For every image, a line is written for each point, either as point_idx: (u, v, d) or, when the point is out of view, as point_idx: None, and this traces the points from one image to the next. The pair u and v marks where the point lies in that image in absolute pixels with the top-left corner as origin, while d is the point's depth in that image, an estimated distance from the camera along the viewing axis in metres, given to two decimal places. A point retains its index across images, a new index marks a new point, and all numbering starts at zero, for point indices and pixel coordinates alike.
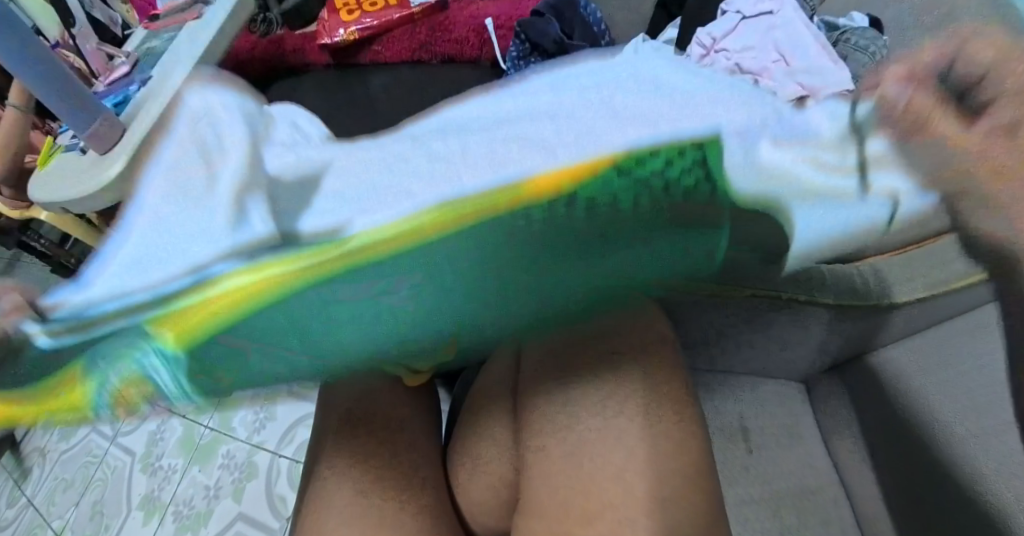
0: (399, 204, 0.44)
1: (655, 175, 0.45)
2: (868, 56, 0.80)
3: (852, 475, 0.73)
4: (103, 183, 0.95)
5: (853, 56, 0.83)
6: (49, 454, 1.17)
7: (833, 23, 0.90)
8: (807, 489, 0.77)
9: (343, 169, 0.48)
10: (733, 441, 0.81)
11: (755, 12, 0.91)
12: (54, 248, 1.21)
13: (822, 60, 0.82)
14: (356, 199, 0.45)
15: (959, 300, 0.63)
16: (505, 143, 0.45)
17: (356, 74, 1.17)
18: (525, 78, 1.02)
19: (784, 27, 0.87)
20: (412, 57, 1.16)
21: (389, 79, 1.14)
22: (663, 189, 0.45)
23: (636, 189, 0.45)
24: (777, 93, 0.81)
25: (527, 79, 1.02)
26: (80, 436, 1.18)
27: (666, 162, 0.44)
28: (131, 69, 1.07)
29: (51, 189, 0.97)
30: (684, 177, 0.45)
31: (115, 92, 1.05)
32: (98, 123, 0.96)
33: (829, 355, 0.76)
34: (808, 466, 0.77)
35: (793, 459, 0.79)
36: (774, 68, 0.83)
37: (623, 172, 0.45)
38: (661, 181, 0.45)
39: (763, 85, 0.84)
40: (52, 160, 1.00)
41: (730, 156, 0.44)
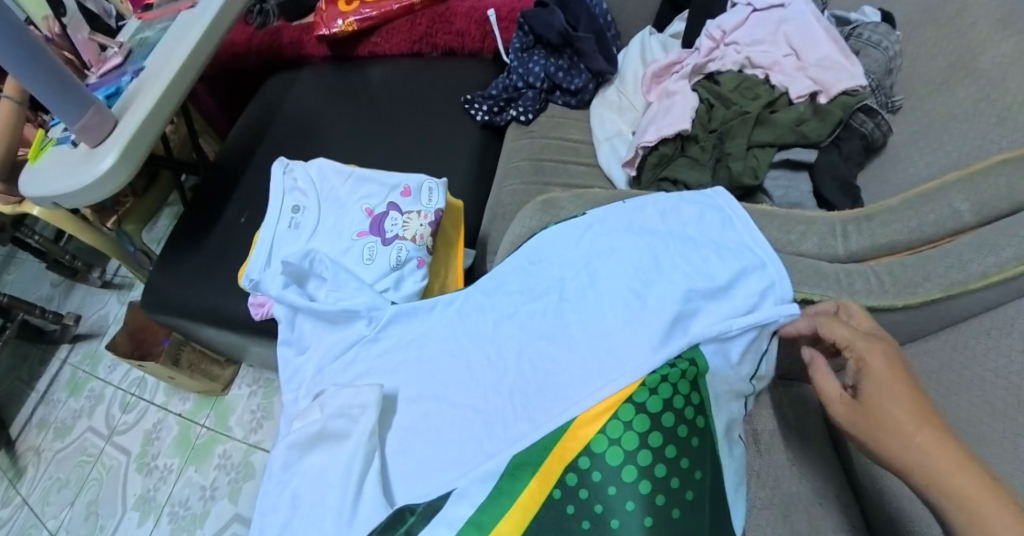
0: (477, 487, 0.62)
1: (659, 421, 0.62)
2: (881, 54, 0.81)
3: None
4: (91, 179, 0.92)
5: (866, 51, 0.82)
6: (38, 457, 1.12)
7: (843, 18, 0.89)
8: None
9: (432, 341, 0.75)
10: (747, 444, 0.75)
11: (764, 3, 0.88)
12: (41, 244, 1.16)
13: (834, 52, 0.80)
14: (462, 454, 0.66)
15: (976, 298, 0.65)
16: (531, 369, 0.70)
17: (355, 67, 1.14)
18: (531, 71, 1.01)
19: (796, 21, 0.84)
20: (411, 48, 1.12)
21: (388, 72, 1.12)
22: (670, 434, 0.62)
23: (641, 459, 0.61)
24: (786, 88, 0.83)
25: (532, 72, 1.01)
26: (70, 438, 1.12)
27: (662, 404, 0.62)
28: (123, 61, 1.04)
29: (39, 185, 0.93)
30: (683, 411, 0.63)
31: (107, 83, 1.01)
32: (88, 117, 0.92)
33: None
34: None
35: None
36: (785, 62, 0.84)
37: (629, 451, 0.61)
38: (670, 443, 0.61)
39: (771, 79, 0.84)
40: (43, 154, 0.96)
41: (715, 400, 0.64)
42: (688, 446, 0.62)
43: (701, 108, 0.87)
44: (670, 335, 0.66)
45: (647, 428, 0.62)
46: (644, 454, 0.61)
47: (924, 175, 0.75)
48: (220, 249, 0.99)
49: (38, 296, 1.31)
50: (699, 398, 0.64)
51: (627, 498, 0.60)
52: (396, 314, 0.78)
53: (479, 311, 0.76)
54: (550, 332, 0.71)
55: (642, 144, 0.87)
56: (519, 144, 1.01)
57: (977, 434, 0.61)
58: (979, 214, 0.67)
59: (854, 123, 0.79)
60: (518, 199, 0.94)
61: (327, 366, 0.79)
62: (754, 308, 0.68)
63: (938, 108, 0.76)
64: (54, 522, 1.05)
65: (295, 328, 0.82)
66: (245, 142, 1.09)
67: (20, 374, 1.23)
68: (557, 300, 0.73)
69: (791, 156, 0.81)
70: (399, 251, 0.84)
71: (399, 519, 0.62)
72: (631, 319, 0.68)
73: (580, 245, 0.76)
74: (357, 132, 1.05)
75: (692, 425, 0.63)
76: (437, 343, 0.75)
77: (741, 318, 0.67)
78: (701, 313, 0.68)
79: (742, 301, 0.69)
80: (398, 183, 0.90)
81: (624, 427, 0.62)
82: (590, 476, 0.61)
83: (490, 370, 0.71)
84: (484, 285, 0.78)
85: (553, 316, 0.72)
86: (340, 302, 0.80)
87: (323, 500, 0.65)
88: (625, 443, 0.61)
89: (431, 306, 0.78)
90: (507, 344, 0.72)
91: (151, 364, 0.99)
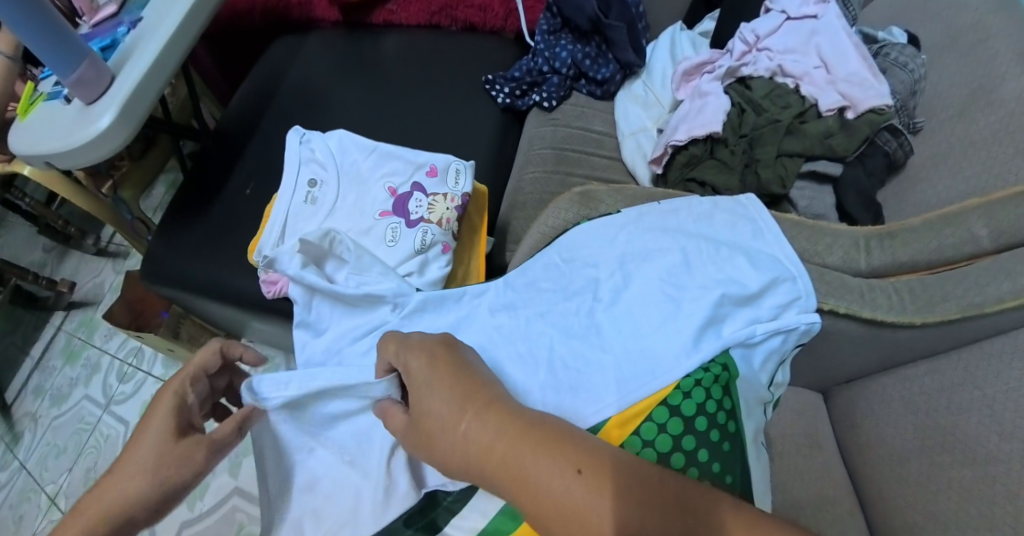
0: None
1: (693, 425, 0.61)
2: (907, 75, 0.83)
3: (867, 484, 0.79)
4: (87, 139, 0.86)
5: (891, 71, 0.84)
6: (35, 423, 1.08)
7: (871, 35, 0.91)
8: (825, 499, 0.80)
9: (466, 325, 0.71)
10: None
11: (799, 12, 0.90)
12: (32, 208, 1.09)
13: (863, 69, 0.83)
14: None
15: (988, 322, 0.69)
16: (562, 366, 0.65)
17: (368, 35, 1.09)
18: (558, 56, 1.01)
19: (828, 33, 0.86)
20: (429, 20, 1.09)
21: (403, 41, 1.08)
22: (702, 438, 0.61)
23: (674, 462, 0.60)
24: (815, 100, 0.85)
25: (559, 57, 1.01)
26: (66, 405, 1.08)
27: (695, 408, 0.61)
28: (118, 10, 0.96)
29: (30, 143, 0.87)
30: (715, 415, 0.62)
31: (101, 34, 0.94)
32: (83, 70, 0.85)
33: (858, 363, 0.79)
34: (826, 477, 0.82)
35: (813, 468, 0.82)
36: (815, 74, 0.86)
37: (663, 453, 0.60)
38: (703, 447, 0.61)
39: (801, 89, 0.86)
40: (34, 110, 0.90)
41: (744, 405, 0.64)
42: (720, 451, 0.61)
43: (733, 112, 0.88)
44: (710, 339, 0.65)
45: (681, 431, 0.60)
46: (677, 457, 0.60)
47: (940, 199, 0.78)
48: (225, 221, 0.95)
49: (30, 262, 1.23)
50: (730, 403, 0.63)
51: None
52: (424, 302, 0.72)
53: (509, 302, 0.72)
54: (584, 327, 0.67)
55: (672, 143, 0.88)
56: (540, 131, 1.00)
57: (984, 451, 0.67)
58: (996, 241, 0.71)
59: (879, 140, 0.82)
60: (540, 188, 0.94)
61: (346, 347, 0.74)
62: (778, 316, 0.68)
63: (958, 133, 0.79)
64: (54, 487, 1.01)
65: (311, 311, 0.76)
66: (248, 109, 1.04)
67: (14, 338, 1.17)
68: (591, 301, 0.69)
69: (817, 167, 0.84)
70: (425, 235, 0.79)
71: (432, 504, 0.62)
72: (666, 319, 0.66)
73: (616, 242, 0.74)
74: (372, 107, 1.01)
75: (723, 430, 0.62)
76: (470, 334, 0.70)
77: (766, 325, 0.67)
78: (734, 317, 0.67)
79: (771, 309, 0.68)
80: (425, 162, 0.84)
81: (658, 429, 0.60)
82: None
83: (522, 366, 0.66)
84: (512, 279, 0.74)
85: (585, 316, 0.68)
86: (363, 286, 0.74)
87: (348, 488, 0.66)
88: (658, 446, 0.60)
89: (459, 296, 0.73)
90: (539, 340, 0.67)
91: (150, 336, 0.97)
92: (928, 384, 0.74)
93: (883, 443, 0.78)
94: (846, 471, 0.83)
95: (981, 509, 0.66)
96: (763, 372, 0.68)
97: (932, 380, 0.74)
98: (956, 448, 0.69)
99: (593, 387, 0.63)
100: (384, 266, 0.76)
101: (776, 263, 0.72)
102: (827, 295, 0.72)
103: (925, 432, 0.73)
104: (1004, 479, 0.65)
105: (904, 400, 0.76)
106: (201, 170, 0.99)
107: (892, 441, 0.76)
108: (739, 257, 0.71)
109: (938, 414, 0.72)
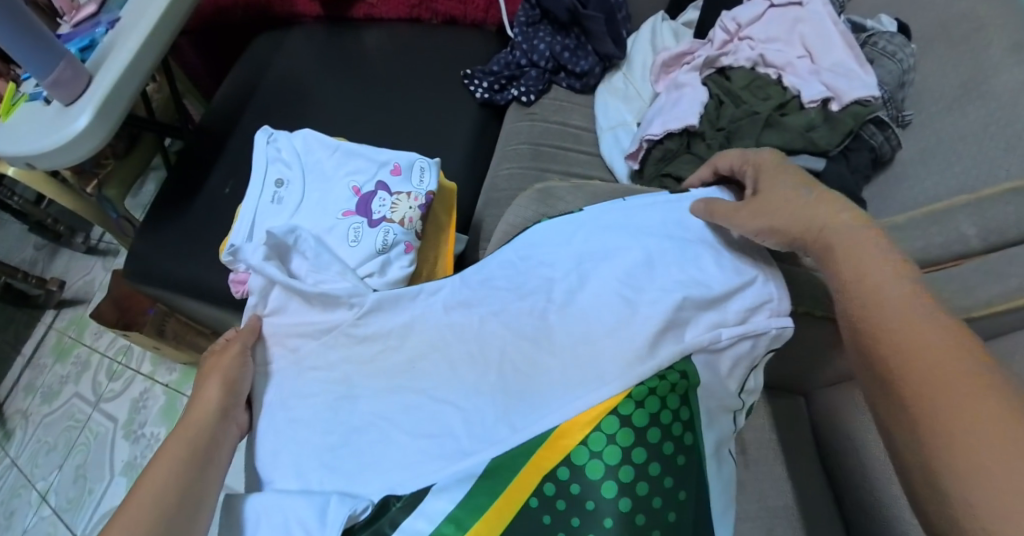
0: (455, 483, 0.58)
1: (645, 436, 0.58)
2: (895, 65, 0.79)
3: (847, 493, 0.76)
4: (65, 138, 0.87)
5: (880, 61, 0.80)
6: (27, 421, 1.11)
7: (860, 23, 0.87)
8: None
9: (419, 325, 0.69)
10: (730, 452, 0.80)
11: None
12: (22, 208, 1.12)
13: (849, 60, 0.79)
14: (420, 463, 0.61)
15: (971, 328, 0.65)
16: (512, 371, 0.63)
17: (350, 29, 1.08)
18: (536, 48, 0.99)
19: (812, 21, 0.83)
20: (410, 14, 1.08)
21: (384, 35, 1.07)
22: (654, 450, 0.58)
23: (622, 475, 0.57)
24: (798, 92, 0.81)
25: (538, 50, 0.98)
26: (57, 403, 1.11)
27: (648, 418, 0.59)
28: (98, 9, 0.97)
29: (11, 143, 0.88)
30: (670, 426, 0.59)
31: (80, 34, 0.95)
32: (59, 71, 0.86)
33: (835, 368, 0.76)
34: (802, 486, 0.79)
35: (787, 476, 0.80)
36: (799, 64, 0.82)
37: (610, 466, 0.57)
38: (654, 460, 0.58)
39: (784, 80, 0.83)
40: (15, 110, 0.91)
41: (704, 417, 0.61)
42: (674, 465, 0.58)
43: (712, 104, 0.85)
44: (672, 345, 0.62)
45: (630, 443, 0.58)
46: (626, 470, 0.57)
47: (928, 196, 0.74)
48: (202, 220, 0.96)
49: (22, 260, 1.26)
50: (687, 414, 0.60)
51: (606, 515, 0.56)
52: (378, 303, 0.70)
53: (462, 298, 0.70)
54: (537, 331, 0.65)
55: (646, 137, 0.86)
56: (518, 126, 0.98)
57: None
58: (985, 240, 0.66)
59: (864, 134, 0.77)
60: (515, 184, 0.92)
61: (303, 349, 0.72)
62: (747, 320, 0.64)
63: (948, 127, 0.74)
64: (43, 484, 1.04)
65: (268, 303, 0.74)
66: (230, 105, 1.05)
67: (8, 337, 1.21)
68: (547, 301, 0.67)
69: (798, 162, 0.79)
70: (386, 234, 0.77)
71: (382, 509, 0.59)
72: (621, 324, 0.63)
73: (576, 241, 0.71)
74: (349, 103, 1.00)
75: (678, 442, 0.59)
76: (419, 329, 0.69)
77: (733, 329, 0.63)
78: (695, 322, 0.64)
79: (737, 312, 0.64)
80: (389, 160, 0.83)
81: (607, 440, 0.58)
82: (569, 489, 0.58)
83: (473, 368, 0.65)
84: (469, 276, 0.72)
85: (538, 316, 0.66)
86: (320, 285, 0.72)
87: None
88: (605, 458, 0.58)
89: (416, 294, 0.71)
90: (491, 342, 0.66)
91: (134, 335, 0.99)
92: None
93: None
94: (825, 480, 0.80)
95: None
96: (733, 383, 0.64)
97: None
98: None
99: (541, 396, 0.61)
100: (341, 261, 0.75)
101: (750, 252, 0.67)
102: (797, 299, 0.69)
103: None
104: None
105: None
106: (181, 167, 1.00)
107: None
108: (706, 250, 0.67)
109: None
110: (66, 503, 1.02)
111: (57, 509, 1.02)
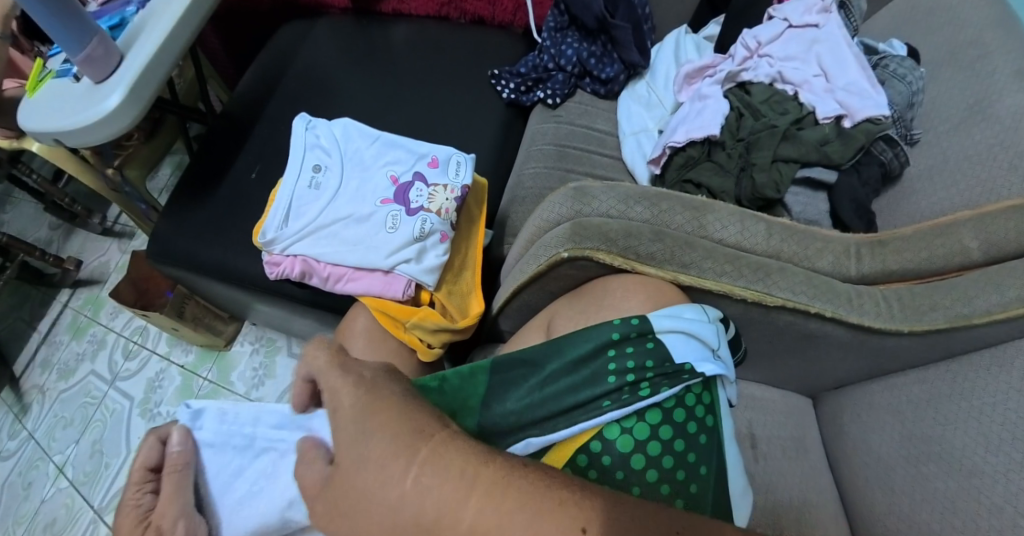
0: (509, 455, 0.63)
1: (671, 415, 0.63)
2: (905, 87, 0.84)
3: (852, 492, 0.82)
4: (96, 116, 0.85)
5: (891, 83, 0.85)
6: (43, 395, 1.21)
7: (872, 47, 0.93)
8: (810, 503, 0.82)
9: None
10: (741, 446, 0.85)
11: (801, 20, 0.91)
12: (38, 184, 1.22)
13: (862, 80, 0.84)
14: None
15: (980, 333, 0.69)
16: None
17: (377, 23, 1.11)
18: (563, 53, 1.03)
19: (829, 42, 0.88)
20: (438, 12, 1.11)
21: (411, 30, 1.10)
22: (679, 428, 0.63)
23: (650, 449, 0.62)
24: (813, 107, 0.86)
25: (565, 55, 1.03)
26: (73, 379, 1.21)
27: (673, 400, 0.64)
28: None
29: (39, 119, 0.88)
30: (693, 408, 0.64)
31: (110, 12, 0.95)
32: (92, 47, 0.84)
33: (848, 370, 0.81)
34: (811, 483, 0.84)
35: (798, 470, 0.85)
36: (815, 82, 0.87)
37: (639, 440, 0.63)
38: (679, 437, 0.63)
39: (800, 97, 0.88)
40: (42, 86, 0.91)
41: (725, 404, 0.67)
42: (695, 442, 0.63)
43: (733, 116, 0.91)
44: (704, 357, 0.65)
45: (658, 421, 0.63)
46: (653, 444, 0.62)
47: (933, 211, 0.79)
48: (226, 206, 0.96)
49: (37, 238, 1.38)
50: (708, 398, 0.65)
51: (633, 484, 0.62)
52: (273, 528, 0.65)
53: None
54: None
55: (670, 143, 0.91)
56: (544, 127, 1.03)
57: (970, 463, 0.68)
58: (987, 253, 0.70)
59: (874, 150, 0.82)
60: (541, 182, 0.96)
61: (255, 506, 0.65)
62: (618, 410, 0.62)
63: (956, 146, 0.79)
64: (61, 457, 1.13)
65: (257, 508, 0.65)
66: (256, 92, 1.06)
67: (23, 314, 1.32)
68: None
69: (812, 174, 0.85)
70: (424, 223, 0.80)
71: None
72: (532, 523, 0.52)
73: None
74: (377, 96, 1.02)
75: (701, 422, 0.64)
76: None
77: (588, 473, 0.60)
78: (706, 332, 0.67)
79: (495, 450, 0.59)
80: (427, 153, 0.87)
81: (637, 418, 0.63)
82: (600, 460, 0.63)
83: None
84: None
85: None
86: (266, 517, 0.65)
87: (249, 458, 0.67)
88: (635, 433, 0.63)
89: None
90: None
91: (155, 315, 1.04)
92: (915, 393, 0.76)
93: (869, 451, 0.80)
94: (832, 477, 0.86)
95: (964, 520, 0.67)
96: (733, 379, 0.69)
97: (920, 390, 0.75)
98: (945, 461, 0.71)
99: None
100: (374, 256, 0.79)
101: (758, 241, 0.75)
102: (795, 292, 0.71)
103: (908, 441, 0.75)
104: (986, 495, 0.66)
105: (892, 408, 0.78)
106: (206, 149, 1.01)
107: (879, 450, 0.79)
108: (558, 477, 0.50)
109: (927, 421, 0.73)
110: (84, 477, 1.10)
111: (75, 482, 1.10)
